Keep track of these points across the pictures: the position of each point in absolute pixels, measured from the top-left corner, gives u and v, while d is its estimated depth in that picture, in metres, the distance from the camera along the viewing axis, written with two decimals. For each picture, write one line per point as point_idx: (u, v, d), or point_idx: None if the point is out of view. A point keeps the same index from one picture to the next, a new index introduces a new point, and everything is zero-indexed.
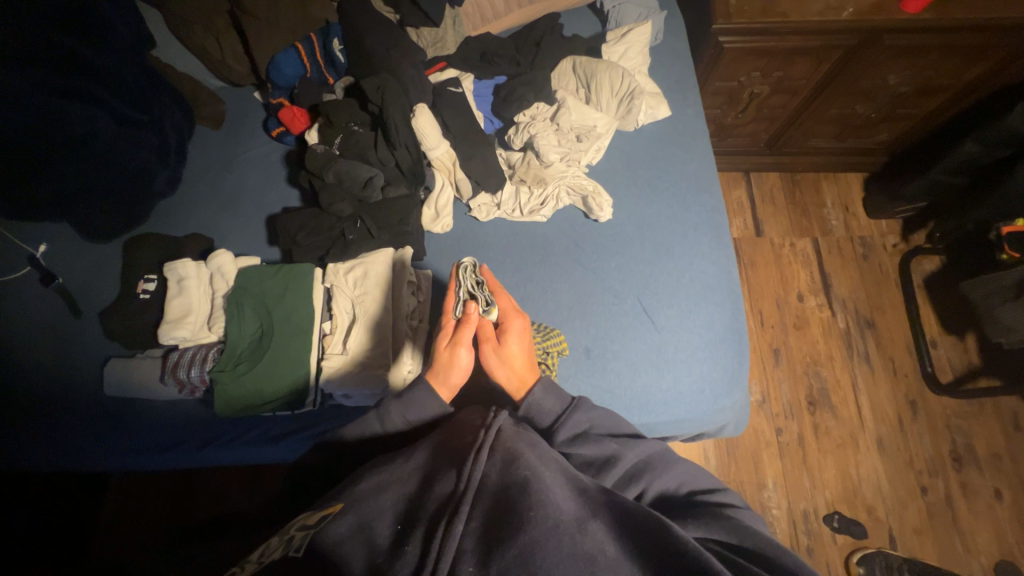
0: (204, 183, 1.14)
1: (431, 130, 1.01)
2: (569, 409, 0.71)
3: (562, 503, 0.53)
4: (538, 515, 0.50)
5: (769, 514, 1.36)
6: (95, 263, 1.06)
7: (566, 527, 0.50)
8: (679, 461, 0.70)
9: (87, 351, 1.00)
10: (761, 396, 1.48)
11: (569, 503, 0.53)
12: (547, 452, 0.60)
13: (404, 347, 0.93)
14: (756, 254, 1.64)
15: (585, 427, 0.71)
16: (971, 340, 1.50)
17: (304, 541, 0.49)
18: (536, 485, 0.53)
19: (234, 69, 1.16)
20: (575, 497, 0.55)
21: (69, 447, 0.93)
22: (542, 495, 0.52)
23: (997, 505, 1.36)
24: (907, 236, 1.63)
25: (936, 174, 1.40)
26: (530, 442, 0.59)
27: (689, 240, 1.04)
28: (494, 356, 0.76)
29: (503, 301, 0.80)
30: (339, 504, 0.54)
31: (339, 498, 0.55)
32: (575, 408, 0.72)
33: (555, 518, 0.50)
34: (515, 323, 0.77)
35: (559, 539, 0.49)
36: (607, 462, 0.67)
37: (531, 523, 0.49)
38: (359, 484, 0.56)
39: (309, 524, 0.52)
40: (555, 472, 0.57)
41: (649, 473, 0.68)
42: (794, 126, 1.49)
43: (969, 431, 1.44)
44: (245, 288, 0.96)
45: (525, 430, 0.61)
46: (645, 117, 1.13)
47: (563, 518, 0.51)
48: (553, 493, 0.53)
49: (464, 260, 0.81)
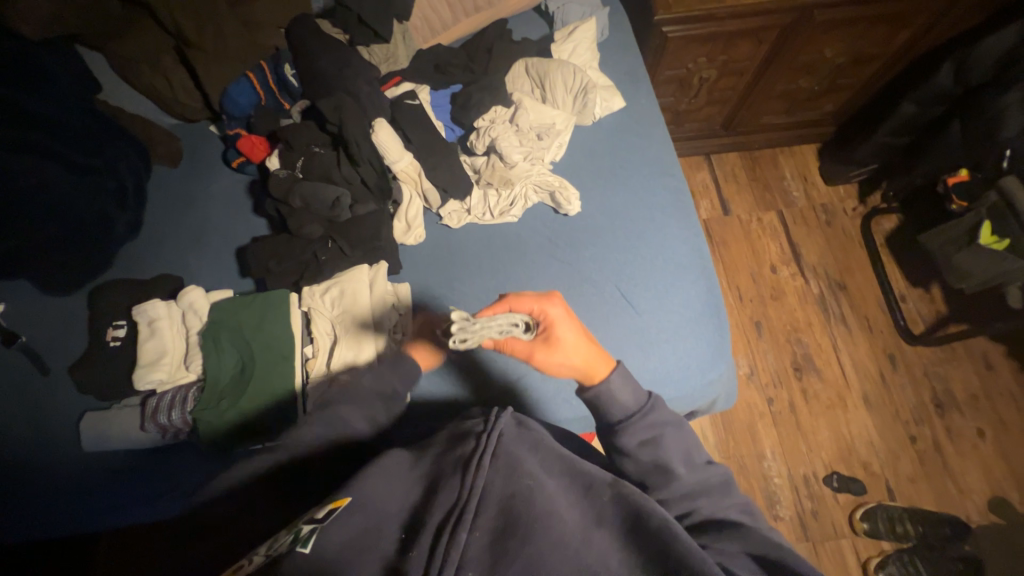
0: (167, 223, 1.12)
1: (393, 144, 1.02)
2: (645, 409, 0.67)
3: (565, 510, 0.53)
4: (543, 525, 0.50)
5: (772, 483, 1.38)
6: (59, 317, 1.02)
7: (571, 540, 0.50)
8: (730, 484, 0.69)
9: (59, 409, 0.95)
10: (748, 368, 1.51)
11: (574, 512, 0.53)
12: (550, 452, 0.59)
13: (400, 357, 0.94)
14: (726, 232, 1.68)
15: (659, 432, 0.67)
16: (936, 290, 1.57)
17: (310, 537, 0.46)
18: (540, 495, 0.52)
19: (186, 104, 1.14)
20: (577, 506, 0.55)
21: (48, 512, 0.89)
22: (547, 506, 0.51)
23: (982, 444, 1.42)
24: (865, 198, 1.70)
25: (881, 136, 1.47)
26: (530, 448, 0.58)
27: (657, 223, 1.06)
28: (551, 358, 0.69)
29: (529, 300, 0.72)
30: (346, 498, 0.51)
31: (346, 492, 0.52)
32: (650, 411, 0.67)
33: (560, 530, 0.50)
34: (555, 311, 0.71)
35: (562, 550, 0.49)
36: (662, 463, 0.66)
37: (537, 534, 0.49)
38: (364, 483, 0.54)
39: (316, 518, 0.49)
40: (556, 475, 0.57)
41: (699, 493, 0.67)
42: (745, 105, 1.55)
43: (946, 376, 1.50)
44: (219, 322, 0.94)
45: (527, 432, 0.60)
46: (601, 110, 1.16)
47: (566, 528, 0.51)
48: (556, 503, 0.53)
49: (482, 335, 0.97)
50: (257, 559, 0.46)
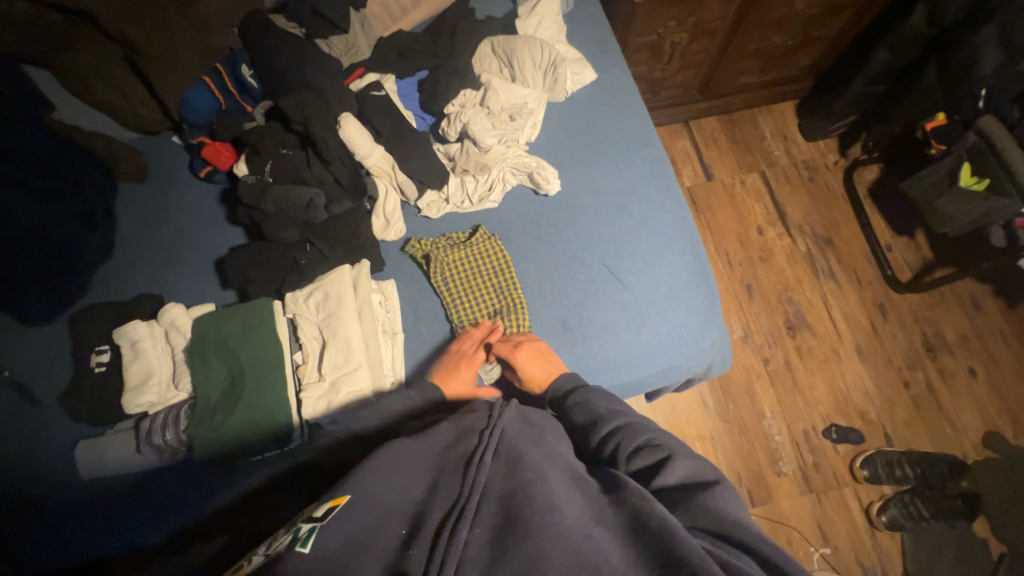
0: (141, 242, 1.09)
1: (362, 138, 0.99)
2: (577, 387, 0.81)
3: (566, 504, 0.52)
4: (543, 520, 0.49)
5: (774, 441, 1.41)
6: (41, 348, 1.00)
7: (571, 535, 0.49)
8: (674, 456, 0.66)
9: (54, 440, 0.94)
10: (742, 331, 1.53)
11: (575, 509, 0.53)
12: (552, 449, 0.61)
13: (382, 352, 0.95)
14: (710, 198, 1.68)
15: (587, 398, 0.78)
16: (921, 237, 1.58)
17: (310, 535, 0.46)
18: (540, 488, 0.52)
19: (145, 117, 1.10)
20: (577, 501, 0.54)
21: (53, 543, 0.87)
22: (548, 501, 0.51)
23: (974, 383, 1.45)
24: (845, 150, 1.69)
25: (857, 87, 1.46)
26: (532, 445, 0.59)
27: (640, 195, 1.05)
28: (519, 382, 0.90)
29: (498, 345, 0.90)
30: (345, 496, 0.51)
31: (345, 490, 0.52)
32: (579, 385, 0.82)
33: (561, 525, 0.49)
34: (520, 352, 0.88)
35: (562, 546, 0.47)
36: (589, 426, 0.75)
37: (536, 530, 0.48)
38: (364, 478, 0.53)
39: (315, 517, 0.49)
40: (557, 471, 0.58)
41: (635, 463, 0.67)
42: (719, 67, 1.53)
43: (936, 320, 1.52)
44: (204, 337, 0.93)
45: (530, 429, 0.63)
46: (573, 85, 1.14)
47: (567, 523, 0.50)
48: (557, 497, 0.53)
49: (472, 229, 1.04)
50: (257, 560, 0.45)
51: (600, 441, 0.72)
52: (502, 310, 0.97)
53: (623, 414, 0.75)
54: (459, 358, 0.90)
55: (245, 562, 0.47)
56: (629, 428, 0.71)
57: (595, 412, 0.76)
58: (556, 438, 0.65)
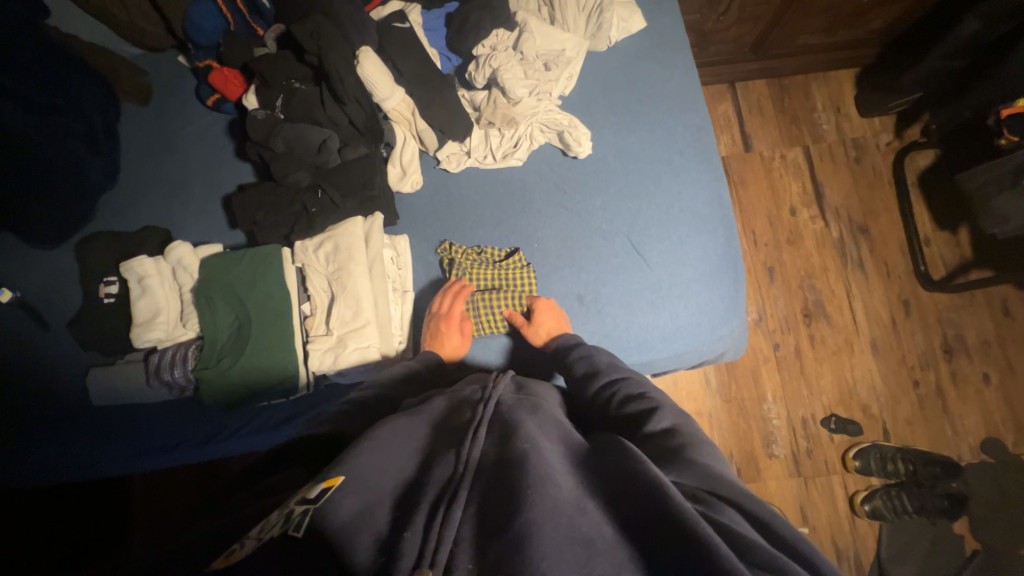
0: (147, 170, 1.04)
1: (382, 77, 0.90)
2: (577, 344, 0.82)
3: (562, 477, 0.48)
4: (535, 492, 0.45)
5: (770, 425, 1.41)
6: (49, 271, 0.99)
7: (565, 509, 0.44)
8: (662, 408, 0.64)
9: (65, 364, 0.95)
10: (757, 314, 1.48)
11: (573, 483, 0.48)
12: (548, 417, 0.59)
13: (393, 309, 0.94)
14: (745, 170, 1.57)
15: (590, 351, 0.79)
16: (964, 234, 1.49)
17: (303, 519, 0.44)
18: (534, 458, 0.49)
19: (148, 32, 1.02)
20: (574, 473, 0.50)
21: (72, 459, 0.92)
22: (541, 470, 0.47)
23: (986, 389, 1.42)
24: (902, 131, 1.56)
25: (933, 60, 1.29)
26: (530, 414, 0.57)
27: (675, 167, 0.97)
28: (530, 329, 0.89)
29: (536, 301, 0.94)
30: (340, 476, 0.48)
31: (340, 471, 0.49)
32: (580, 342, 0.82)
33: (555, 498, 0.45)
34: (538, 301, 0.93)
35: (555, 518, 0.43)
36: (588, 377, 0.75)
37: (528, 502, 0.44)
38: (358, 456, 0.51)
39: (310, 498, 0.46)
40: (552, 440, 0.55)
41: (626, 409, 0.66)
42: (780, 25, 1.36)
43: (960, 322, 1.47)
44: (211, 280, 0.91)
45: (526, 399, 0.61)
46: (617, 33, 1.03)
47: (562, 496, 0.45)
48: (552, 467, 0.49)
49: (512, 246, 0.96)
50: (248, 544, 0.42)
51: (593, 394, 0.72)
52: (505, 277, 0.94)
53: (622, 370, 0.74)
54: (444, 322, 0.90)
55: (234, 544, 0.43)
56: (623, 382, 0.71)
57: (596, 365, 0.76)
58: (553, 408, 0.63)
